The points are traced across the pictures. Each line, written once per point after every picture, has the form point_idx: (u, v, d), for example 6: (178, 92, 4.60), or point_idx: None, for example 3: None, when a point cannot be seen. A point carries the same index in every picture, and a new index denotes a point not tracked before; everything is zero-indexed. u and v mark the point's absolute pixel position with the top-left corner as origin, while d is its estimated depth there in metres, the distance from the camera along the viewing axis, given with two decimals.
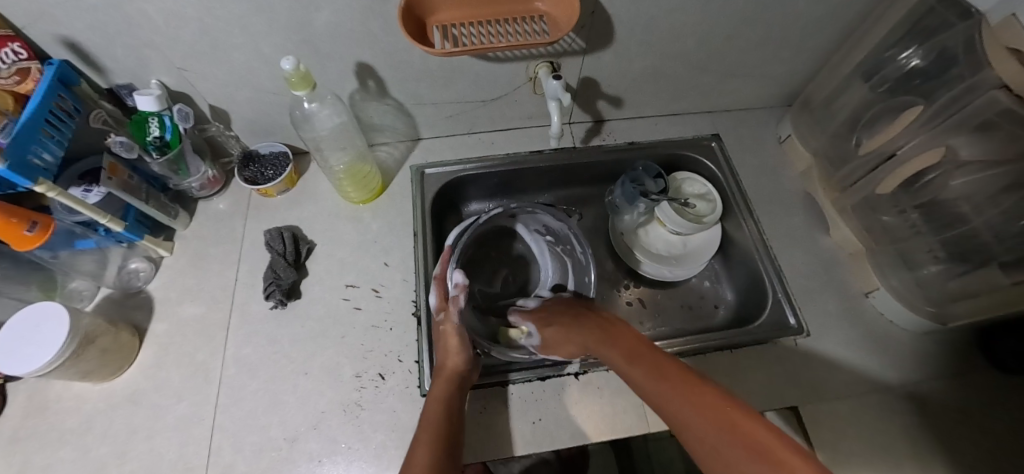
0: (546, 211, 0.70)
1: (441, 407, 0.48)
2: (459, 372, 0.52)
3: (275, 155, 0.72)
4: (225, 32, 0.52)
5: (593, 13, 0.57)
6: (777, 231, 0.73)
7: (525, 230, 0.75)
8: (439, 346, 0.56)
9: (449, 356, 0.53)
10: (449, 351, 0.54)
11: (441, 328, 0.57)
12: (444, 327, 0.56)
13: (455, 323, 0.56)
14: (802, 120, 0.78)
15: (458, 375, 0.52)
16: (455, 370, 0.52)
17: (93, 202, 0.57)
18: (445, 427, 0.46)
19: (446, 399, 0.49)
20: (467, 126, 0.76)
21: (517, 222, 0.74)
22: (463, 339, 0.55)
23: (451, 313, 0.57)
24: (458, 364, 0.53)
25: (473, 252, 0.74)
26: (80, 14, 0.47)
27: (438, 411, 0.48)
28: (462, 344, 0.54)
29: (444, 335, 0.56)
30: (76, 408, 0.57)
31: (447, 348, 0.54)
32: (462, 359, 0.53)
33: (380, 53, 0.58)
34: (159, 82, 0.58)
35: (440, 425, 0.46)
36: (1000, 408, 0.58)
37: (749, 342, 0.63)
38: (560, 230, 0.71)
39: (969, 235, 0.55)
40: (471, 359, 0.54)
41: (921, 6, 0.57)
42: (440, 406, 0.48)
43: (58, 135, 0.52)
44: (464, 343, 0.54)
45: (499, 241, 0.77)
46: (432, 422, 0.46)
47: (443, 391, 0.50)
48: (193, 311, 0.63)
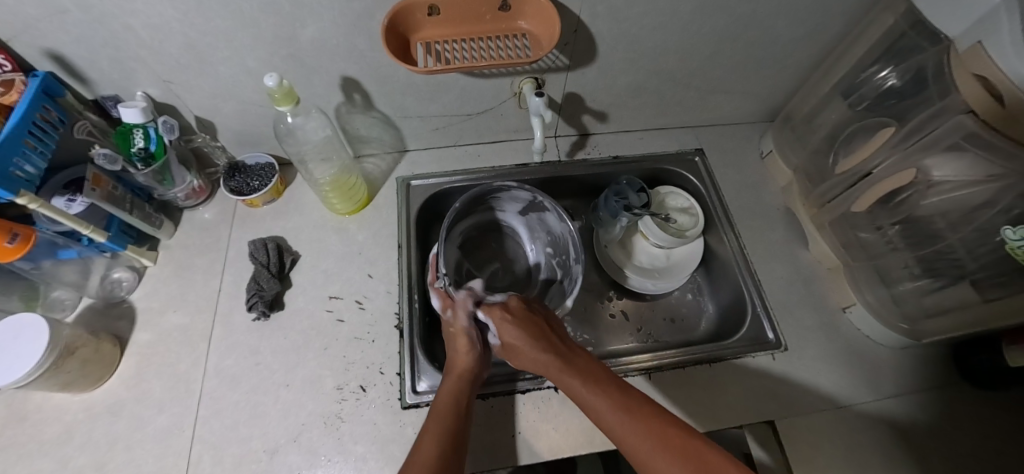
0: (554, 212, 0.70)
1: (453, 401, 0.49)
2: (471, 371, 0.53)
3: (261, 166, 0.73)
4: (211, 46, 0.53)
5: (576, 31, 0.58)
6: (757, 245, 0.74)
7: (518, 219, 0.76)
8: (450, 347, 0.56)
9: (460, 356, 0.54)
10: (460, 350, 0.55)
11: (450, 328, 0.57)
12: (455, 328, 0.56)
13: (466, 324, 0.56)
14: (784, 136, 0.80)
15: (469, 373, 0.53)
16: (467, 369, 0.53)
17: (76, 212, 0.57)
18: (454, 422, 0.46)
19: (455, 394, 0.50)
20: (454, 138, 0.77)
21: (523, 215, 0.75)
22: (474, 338, 0.56)
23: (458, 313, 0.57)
24: (469, 362, 0.54)
25: (467, 235, 0.75)
26: (65, 28, 0.48)
27: (448, 407, 0.48)
28: (474, 343, 0.55)
29: (455, 336, 0.56)
30: (55, 419, 0.56)
31: (457, 350, 0.55)
32: (472, 357, 0.54)
33: (366, 67, 0.59)
34: (145, 94, 0.59)
35: (448, 421, 0.46)
36: (971, 422, 0.59)
37: (727, 356, 0.64)
38: (560, 238, 0.71)
39: (941, 253, 0.57)
40: (482, 359, 0.55)
41: (895, 29, 0.59)
42: (450, 402, 0.49)
43: (42, 146, 0.52)
44: (475, 341, 0.55)
45: (491, 231, 0.78)
46: (440, 417, 0.47)
47: (452, 387, 0.51)
48: (176, 321, 0.64)
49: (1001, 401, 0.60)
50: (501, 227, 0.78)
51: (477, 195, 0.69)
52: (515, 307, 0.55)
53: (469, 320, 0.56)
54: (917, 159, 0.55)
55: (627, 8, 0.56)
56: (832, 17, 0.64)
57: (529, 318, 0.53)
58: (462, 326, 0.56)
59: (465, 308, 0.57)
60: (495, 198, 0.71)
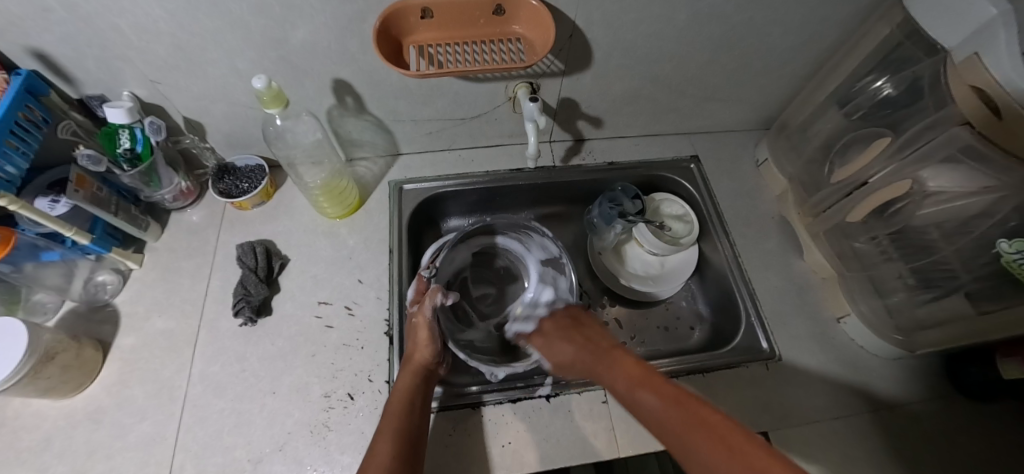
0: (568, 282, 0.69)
1: (406, 398, 0.50)
2: (426, 366, 0.54)
3: (251, 168, 0.72)
4: (198, 47, 0.52)
5: (570, 36, 0.58)
6: (752, 254, 0.73)
7: (521, 250, 0.75)
8: (410, 338, 0.58)
9: (418, 348, 0.55)
10: (418, 344, 0.56)
11: (414, 320, 0.59)
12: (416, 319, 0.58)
13: (427, 316, 0.58)
14: (779, 145, 0.79)
15: (425, 368, 0.54)
16: (423, 362, 0.54)
17: (59, 214, 0.56)
18: (408, 419, 0.48)
19: (411, 389, 0.51)
20: (448, 142, 0.77)
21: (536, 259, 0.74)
22: (434, 332, 0.57)
23: (424, 307, 0.58)
24: (426, 357, 0.55)
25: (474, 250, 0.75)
26: (49, 26, 0.46)
27: (403, 401, 0.50)
28: (433, 337, 0.56)
29: (416, 327, 0.58)
30: (33, 426, 0.55)
31: (416, 341, 0.56)
32: (430, 351, 0.55)
33: (358, 70, 0.58)
34: (131, 93, 0.58)
35: (403, 418, 0.48)
36: (963, 434, 0.58)
37: (721, 365, 0.63)
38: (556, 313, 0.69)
39: (935, 265, 0.56)
40: (438, 353, 0.56)
41: (891, 39, 0.59)
42: (405, 398, 0.50)
43: (23, 146, 0.51)
44: (434, 335, 0.57)
45: (492, 253, 0.77)
46: (395, 414, 0.48)
47: (407, 382, 0.52)
48: (161, 326, 0.62)
49: (994, 414, 0.60)
50: (502, 254, 0.77)
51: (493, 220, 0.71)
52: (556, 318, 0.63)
53: (432, 313, 0.58)
54: (912, 170, 0.55)
55: (623, 13, 0.55)
56: (828, 26, 0.63)
57: (568, 322, 0.61)
58: (424, 319, 0.57)
59: (431, 300, 0.58)
60: (508, 226, 0.72)
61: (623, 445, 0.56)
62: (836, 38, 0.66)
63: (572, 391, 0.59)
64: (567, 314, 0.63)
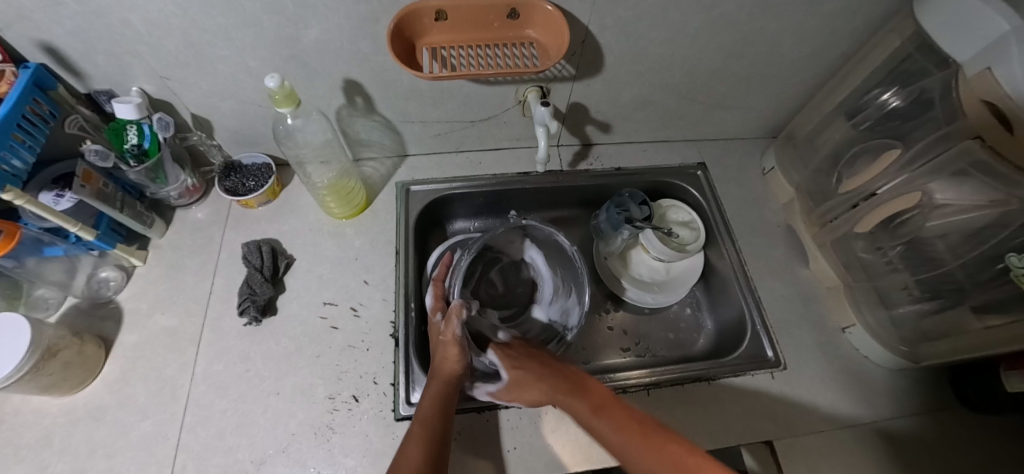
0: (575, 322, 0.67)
1: (436, 407, 0.49)
2: (455, 377, 0.53)
3: (258, 166, 0.71)
4: (210, 44, 0.51)
5: (583, 42, 0.58)
6: (758, 262, 0.73)
7: (549, 277, 0.74)
8: (438, 351, 0.56)
9: (449, 360, 0.54)
10: (449, 357, 0.55)
11: (442, 335, 0.56)
12: (444, 333, 0.56)
13: (456, 332, 0.55)
14: (786, 154, 0.79)
15: (456, 379, 0.53)
16: (451, 374, 0.53)
17: (63, 209, 0.55)
18: (439, 426, 0.47)
19: (442, 399, 0.50)
20: (455, 144, 0.76)
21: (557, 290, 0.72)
22: (463, 347, 0.55)
23: (452, 321, 0.56)
24: (455, 370, 0.54)
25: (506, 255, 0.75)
26: (60, 20, 0.46)
27: (432, 409, 0.49)
28: (463, 352, 0.55)
29: (444, 342, 0.56)
30: (33, 423, 0.54)
31: (446, 353, 0.55)
32: (461, 364, 0.54)
33: (369, 70, 0.58)
34: (140, 89, 0.57)
35: (435, 425, 0.47)
36: (967, 447, 0.59)
37: (725, 373, 0.63)
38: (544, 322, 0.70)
39: (942, 277, 0.57)
40: (467, 366, 0.55)
41: (900, 52, 0.59)
42: (437, 406, 0.49)
43: (30, 140, 0.50)
44: (464, 351, 0.55)
45: (518, 262, 0.76)
46: (427, 421, 0.47)
47: (438, 390, 0.51)
48: (164, 323, 0.62)
49: (998, 426, 0.60)
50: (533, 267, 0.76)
51: (553, 239, 0.71)
52: (517, 346, 0.62)
53: (462, 330, 0.55)
54: (921, 182, 0.55)
55: (636, 20, 0.55)
56: (837, 37, 0.64)
57: (530, 351, 0.60)
58: (455, 336, 0.55)
59: (456, 317, 0.56)
60: (556, 250, 0.72)
61: None
62: (845, 49, 0.66)
63: None
64: (525, 348, 0.61)
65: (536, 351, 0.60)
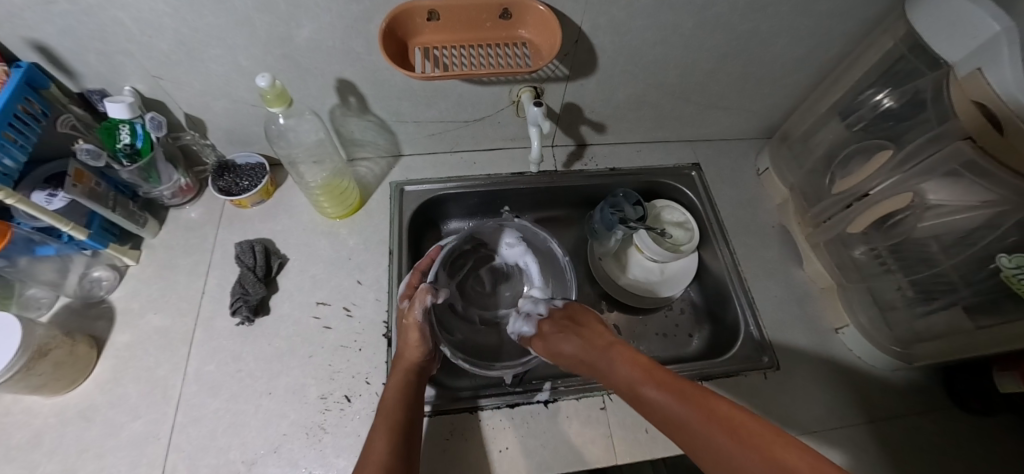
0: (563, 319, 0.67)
1: (399, 395, 0.50)
2: (418, 363, 0.54)
3: (251, 166, 0.71)
4: (202, 43, 0.51)
5: (576, 42, 0.58)
6: (752, 263, 0.73)
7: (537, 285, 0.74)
8: (400, 338, 0.57)
9: (408, 348, 0.55)
10: (409, 344, 0.55)
11: (404, 321, 0.58)
12: (409, 319, 0.57)
13: (419, 316, 0.57)
14: (781, 154, 0.79)
15: (417, 366, 0.54)
16: (413, 361, 0.54)
17: (55, 208, 0.56)
18: (403, 416, 0.48)
19: (403, 388, 0.51)
20: (450, 144, 0.76)
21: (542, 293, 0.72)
22: (425, 333, 0.56)
23: (416, 306, 0.58)
24: (416, 355, 0.55)
25: (495, 254, 0.76)
26: (51, 19, 0.46)
27: (395, 398, 0.50)
28: (424, 337, 0.56)
29: (407, 328, 0.57)
30: (24, 423, 0.54)
31: (406, 341, 0.56)
32: (422, 350, 0.55)
33: (362, 70, 0.58)
34: (132, 89, 0.57)
35: (397, 417, 0.48)
36: (960, 447, 0.58)
37: (718, 374, 0.63)
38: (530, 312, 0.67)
39: (935, 277, 0.57)
40: (430, 351, 0.56)
41: (893, 53, 0.59)
42: (399, 395, 0.50)
43: (22, 139, 0.50)
44: (425, 336, 0.56)
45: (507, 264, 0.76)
46: (389, 412, 0.49)
47: (400, 379, 0.52)
48: (157, 323, 0.62)
49: (991, 427, 0.60)
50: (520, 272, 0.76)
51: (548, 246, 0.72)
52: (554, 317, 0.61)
53: (422, 314, 0.57)
54: (913, 183, 0.55)
55: (629, 20, 0.55)
56: (830, 37, 0.64)
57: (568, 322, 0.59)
58: (416, 320, 0.56)
59: (421, 301, 0.58)
60: (547, 256, 0.73)
61: (622, 452, 0.56)
62: (839, 50, 0.66)
63: (570, 397, 0.59)
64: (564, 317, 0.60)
65: (581, 318, 0.59)
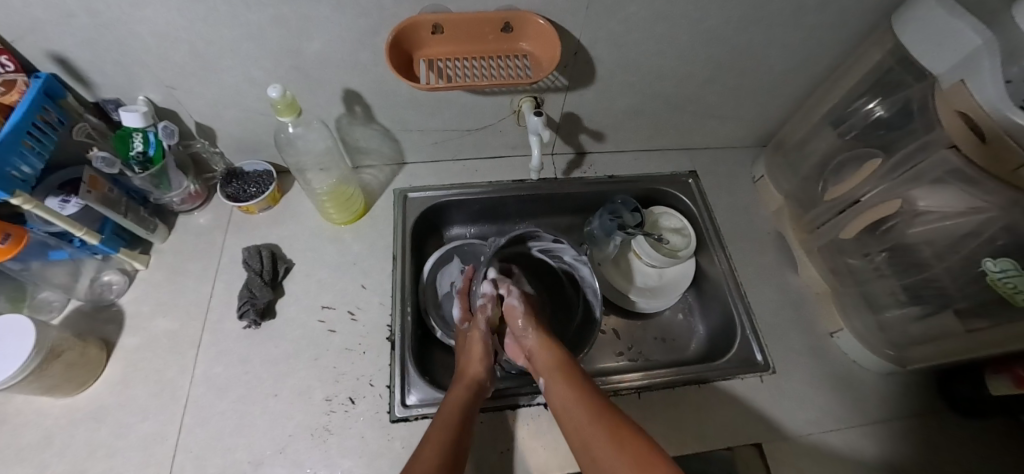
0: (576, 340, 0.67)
1: (458, 411, 0.49)
2: (478, 380, 0.54)
3: (259, 173, 0.73)
4: (216, 55, 0.53)
5: (575, 53, 0.60)
6: (748, 268, 0.75)
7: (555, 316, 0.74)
8: (463, 356, 0.58)
9: (472, 362, 0.56)
10: (472, 359, 0.56)
11: (467, 336, 0.61)
12: (471, 333, 0.61)
13: (482, 330, 0.60)
14: (775, 162, 0.81)
15: (477, 382, 0.53)
16: (474, 377, 0.54)
17: (69, 213, 0.57)
18: (458, 424, 0.47)
19: (463, 400, 0.50)
20: (453, 153, 0.78)
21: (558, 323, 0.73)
22: (487, 349, 0.58)
23: (478, 322, 0.61)
24: (478, 372, 0.55)
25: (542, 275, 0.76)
26: (73, 32, 0.48)
27: (453, 412, 0.48)
28: (485, 355, 0.57)
29: (470, 344, 0.59)
30: (35, 424, 0.55)
31: (470, 357, 0.57)
32: (484, 365, 0.55)
33: (368, 80, 0.60)
34: (146, 99, 0.59)
35: (450, 427, 0.46)
36: (953, 448, 0.59)
37: (716, 377, 0.64)
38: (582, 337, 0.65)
39: (927, 281, 0.58)
40: (490, 371, 0.56)
41: (882, 65, 0.61)
42: (456, 407, 0.49)
43: (39, 146, 0.52)
44: (487, 353, 0.57)
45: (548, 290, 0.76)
46: (443, 423, 0.47)
47: (461, 394, 0.51)
48: (166, 326, 0.63)
49: (985, 429, 0.61)
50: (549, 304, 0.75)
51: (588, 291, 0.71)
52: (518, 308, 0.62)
53: (485, 328, 0.60)
54: (903, 190, 0.57)
55: (627, 33, 0.58)
56: (822, 49, 0.66)
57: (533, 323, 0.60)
58: (479, 333, 0.60)
59: (483, 317, 0.61)
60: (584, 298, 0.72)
61: None
62: (831, 61, 0.68)
63: None
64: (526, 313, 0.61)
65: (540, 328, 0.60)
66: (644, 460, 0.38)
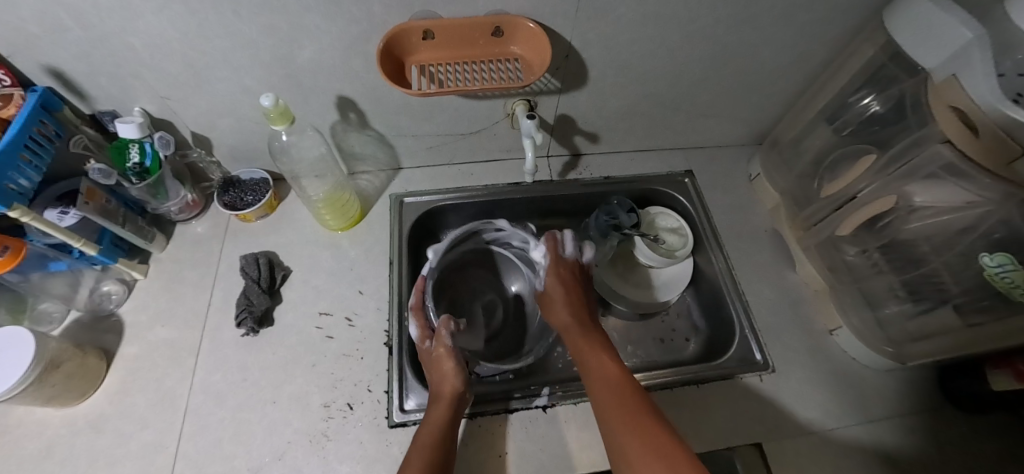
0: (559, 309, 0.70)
1: (434, 434, 0.49)
2: (456, 397, 0.53)
3: (255, 181, 0.73)
4: (209, 65, 0.54)
5: (566, 56, 0.60)
6: (745, 267, 0.75)
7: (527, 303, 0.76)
8: (434, 369, 0.56)
9: (445, 380, 0.54)
10: (445, 376, 0.54)
11: (433, 352, 0.57)
12: (438, 350, 0.57)
13: (449, 346, 0.57)
14: (771, 160, 0.81)
15: (455, 400, 0.53)
16: (452, 395, 0.53)
17: (67, 225, 0.57)
18: (437, 453, 0.47)
19: (441, 424, 0.50)
20: (448, 157, 0.79)
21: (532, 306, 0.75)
22: (458, 362, 0.56)
23: (443, 337, 0.58)
24: (455, 387, 0.53)
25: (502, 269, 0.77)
26: (67, 46, 0.49)
27: (431, 436, 0.49)
28: (458, 367, 0.55)
29: (439, 359, 0.56)
30: (37, 434, 0.56)
31: (442, 373, 0.55)
32: (458, 381, 0.53)
33: (361, 87, 0.60)
34: (141, 110, 0.59)
35: (428, 454, 0.47)
36: (954, 445, 0.59)
37: (714, 377, 0.64)
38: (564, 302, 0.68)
39: (924, 277, 0.58)
40: (466, 382, 0.55)
41: (875, 62, 0.61)
42: (434, 432, 0.49)
43: (36, 160, 0.52)
44: (460, 366, 0.55)
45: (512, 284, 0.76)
46: (421, 450, 0.47)
47: (438, 417, 0.51)
48: (165, 335, 0.63)
49: (987, 425, 0.60)
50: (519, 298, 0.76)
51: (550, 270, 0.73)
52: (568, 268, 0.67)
53: (452, 342, 0.57)
54: (897, 187, 0.56)
55: (618, 34, 0.58)
56: (814, 47, 0.66)
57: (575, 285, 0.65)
58: (447, 349, 0.56)
59: (447, 330, 0.58)
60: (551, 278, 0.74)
61: None
62: (824, 58, 0.68)
63: (569, 402, 0.60)
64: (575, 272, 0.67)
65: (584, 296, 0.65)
66: (657, 440, 0.41)
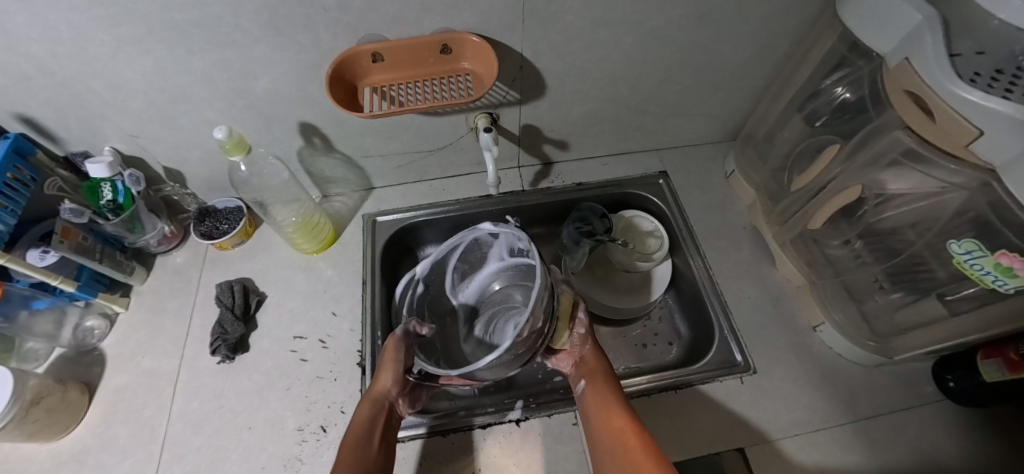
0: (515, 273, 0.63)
1: (363, 431, 0.49)
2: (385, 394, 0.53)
3: (230, 210, 0.75)
4: (170, 102, 0.56)
5: (520, 67, 0.61)
6: (724, 266, 0.73)
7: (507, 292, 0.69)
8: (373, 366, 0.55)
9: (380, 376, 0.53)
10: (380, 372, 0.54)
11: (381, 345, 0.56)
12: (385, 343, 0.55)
13: (397, 339, 0.55)
14: (745, 156, 0.80)
15: (384, 397, 0.53)
16: (381, 392, 0.53)
17: (48, 264, 0.59)
18: (363, 450, 0.47)
19: (365, 422, 0.50)
20: (418, 174, 0.79)
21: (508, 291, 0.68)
22: (398, 358, 0.54)
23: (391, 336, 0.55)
24: (387, 384, 0.53)
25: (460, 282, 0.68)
26: (33, 93, 0.51)
27: (357, 434, 0.48)
28: (396, 362, 0.54)
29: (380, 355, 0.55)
30: (21, 469, 0.57)
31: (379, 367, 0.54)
32: (392, 377, 0.53)
33: (321, 112, 0.61)
34: (113, 148, 0.61)
35: (352, 451, 0.46)
36: (949, 441, 0.56)
37: (693, 381, 0.62)
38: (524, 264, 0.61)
39: (902, 267, 0.56)
40: (401, 379, 0.54)
41: (835, 51, 0.60)
42: (361, 430, 0.49)
43: (11, 204, 0.54)
44: (398, 363, 0.54)
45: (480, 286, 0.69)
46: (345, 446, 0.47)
47: (365, 413, 0.51)
48: (145, 366, 0.64)
49: (983, 419, 0.57)
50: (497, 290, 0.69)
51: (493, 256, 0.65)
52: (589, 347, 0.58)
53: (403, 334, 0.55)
54: (864, 176, 0.55)
55: (569, 43, 0.58)
56: (774, 39, 0.65)
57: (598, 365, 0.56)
58: (392, 343, 0.54)
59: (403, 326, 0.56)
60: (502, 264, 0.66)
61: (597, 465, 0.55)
62: (787, 50, 0.67)
63: (544, 414, 0.59)
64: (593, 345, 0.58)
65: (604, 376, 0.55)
66: None
